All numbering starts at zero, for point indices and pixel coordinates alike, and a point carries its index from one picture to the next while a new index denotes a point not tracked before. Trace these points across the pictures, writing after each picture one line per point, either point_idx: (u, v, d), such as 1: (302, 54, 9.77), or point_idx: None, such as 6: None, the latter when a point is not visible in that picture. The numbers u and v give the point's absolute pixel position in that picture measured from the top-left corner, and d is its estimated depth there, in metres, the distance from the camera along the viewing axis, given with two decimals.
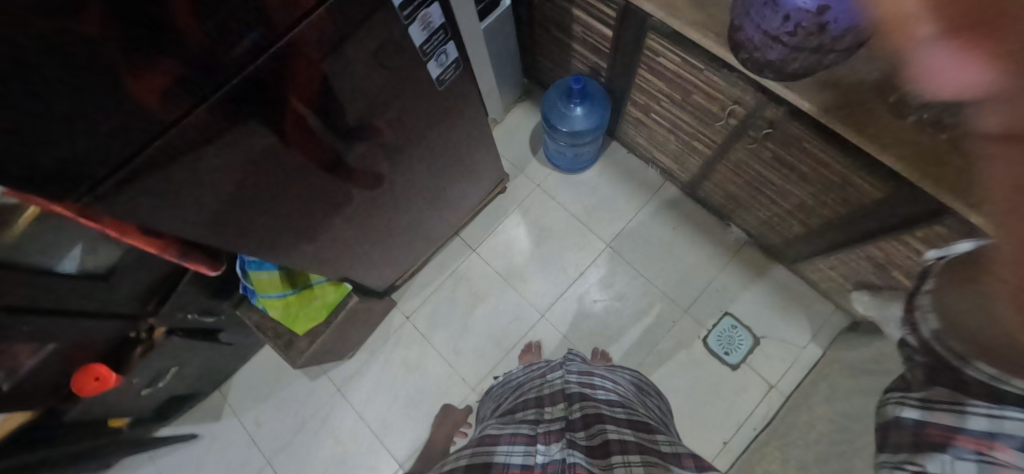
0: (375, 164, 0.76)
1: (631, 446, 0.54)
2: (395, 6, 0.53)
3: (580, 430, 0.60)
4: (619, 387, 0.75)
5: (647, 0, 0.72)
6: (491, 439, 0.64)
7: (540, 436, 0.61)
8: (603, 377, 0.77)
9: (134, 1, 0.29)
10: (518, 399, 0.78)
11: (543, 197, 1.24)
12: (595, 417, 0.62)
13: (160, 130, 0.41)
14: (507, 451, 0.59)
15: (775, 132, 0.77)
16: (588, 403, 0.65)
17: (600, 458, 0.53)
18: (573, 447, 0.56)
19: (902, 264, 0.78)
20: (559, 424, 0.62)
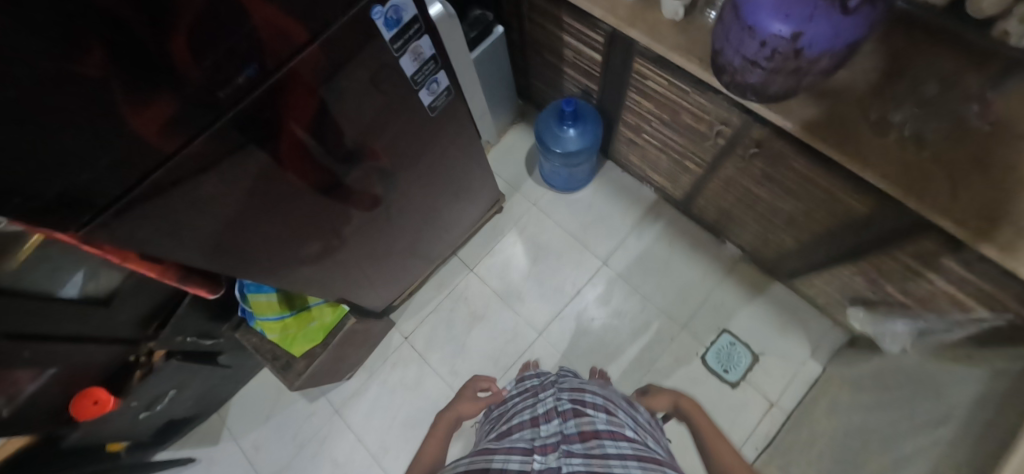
0: (370, 188, 0.78)
1: (628, 456, 0.56)
2: (386, 40, 0.55)
3: (577, 441, 0.59)
4: (609, 402, 0.74)
5: (632, 27, 0.75)
6: (489, 451, 0.62)
7: (537, 449, 0.60)
8: (595, 393, 0.75)
9: (137, 40, 0.31)
10: (509, 417, 0.77)
11: (539, 216, 1.25)
12: (593, 434, 0.61)
13: (159, 159, 0.43)
14: (504, 459, 0.57)
15: (762, 150, 0.78)
16: (581, 418, 0.65)
17: (598, 462, 0.54)
18: (570, 456, 0.56)
19: (896, 279, 0.78)
20: (555, 437, 0.62)
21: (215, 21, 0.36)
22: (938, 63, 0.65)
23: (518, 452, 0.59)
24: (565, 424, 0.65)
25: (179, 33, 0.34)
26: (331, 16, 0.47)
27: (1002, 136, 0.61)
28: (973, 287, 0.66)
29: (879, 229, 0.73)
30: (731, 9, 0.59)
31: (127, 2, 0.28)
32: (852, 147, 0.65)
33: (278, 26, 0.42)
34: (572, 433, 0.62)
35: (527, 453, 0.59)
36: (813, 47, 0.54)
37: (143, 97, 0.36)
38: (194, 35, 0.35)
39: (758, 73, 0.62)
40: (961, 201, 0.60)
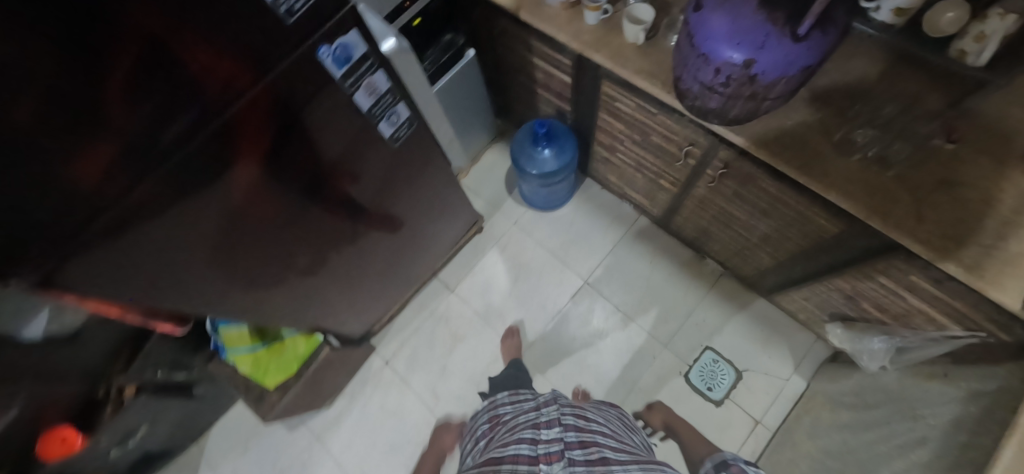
0: (337, 221, 0.77)
1: (626, 463, 0.65)
2: (337, 77, 0.54)
3: (578, 448, 0.68)
4: (608, 421, 0.81)
5: (596, 51, 0.75)
6: (495, 461, 0.67)
7: (542, 457, 0.65)
8: (593, 412, 0.83)
9: (66, 90, 0.31)
10: (509, 427, 0.80)
11: (520, 234, 1.25)
12: (592, 442, 0.70)
13: (105, 203, 0.41)
14: (512, 469, 0.62)
15: (731, 170, 0.78)
16: (580, 429, 0.73)
17: (600, 469, 0.62)
18: (574, 465, 0.64)
19: (870, 296, 0.77)
20: (558, 444, 0.68)
21: (152, 67, 0.36)
22: (900, 83, 0.65)
23: (523, 459, 0.65)
24: (566, 433, 0.71)
25: (117, 68, 0.33)
26: (276, 58, 0.46)
27: (963, 156, 0.61)
28: (943, 305, 0.66)
29: (849, 247, 0.72)
30: (686, 36, 0.59)
31: (47, 55, 0.28)
32: (814, 169, 0.64)
33: (221, 62, 0.41)
34: (572, 442, 0.69)
35: (533, 461, 0.65)
36: (766, 74, 0.54)
37: (81, 139, 0.35)
38: (126, 80, 0.34)
39: (716, 98, 0.61)
40: (925, 221, 0.59)
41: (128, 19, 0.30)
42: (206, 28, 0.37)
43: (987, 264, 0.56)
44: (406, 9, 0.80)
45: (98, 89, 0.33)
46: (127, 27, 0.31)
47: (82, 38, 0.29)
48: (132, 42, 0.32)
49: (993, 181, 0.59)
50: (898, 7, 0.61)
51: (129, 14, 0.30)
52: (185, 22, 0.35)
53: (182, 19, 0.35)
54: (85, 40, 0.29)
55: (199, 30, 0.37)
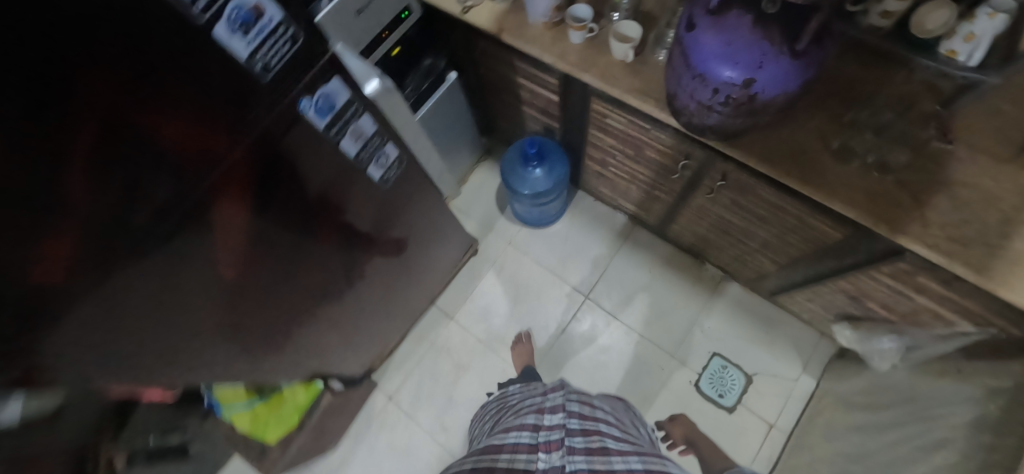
0: (330, 268, 0.73)
1: (629, 456, 0.64)
2: (320, 126, 0.51)
3: (579, 436, 0.66)
4: (614, 413, 0.81)
5: (584, 71, 0.73)
6: (496, 449, 0.69)
7: (541, 445, 0.63)
8: (600, 403, 0.82)
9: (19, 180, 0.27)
10: (515, 415, 0.80)
11: (516, 254, 1.22)
12: (594, 432, 0.69)
13: (77, 298, 0.37)
14: (511, 460, 0.62)
15: (729, 182, 0.77)
16: (585, 418, 0.72)
17: (600, 458, 0.60)
18: (573, 454, 0.61)
19: (875, 296, 0.77)
20: (558, 431, 0.66)
21: (112, 135, 0.32)
22: (891, 88, 0.65)
23: (523, 449, 0.64)
24: (569, 420, 0.69)
25: (78, 148, 0.30)
26: (254, 117, 0.44)
27: (959, 157, 0.61)
28: (953, 304, 0.66)
29: (853, 252, 0.71)
30: (679, 55, 0.58)
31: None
32: (817, 179, 0.62)
33: (196, 128, 0.39)
34: (574, 429, 0.67)
35: (532, 449, 0.63)
36: (766, 92, 0.53)
37: (45, 234, 0.31)
38: (86, 158, 0.31)
39: (714, 117, 0.60)
40: (931, 226, 0.59)
41: (86, 89, 0.28)
42: (175, 91, 0.35)
43: (997, 265, 0.56)
44: (385, 38, 0.78)
45: (60, 175, 0.29)
46: (86, 98, 0.28)
47: (35, 112, 0.26)
48: (95, 116, 0.30)
49: (993, 179, 0.59)
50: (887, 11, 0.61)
51: (87, 83, 0.28)
52: (152, 88, 0.33)
53: (146, 85, 0.32)
54: (41, 120, 0.26)
55: (169, 95, 0.35)
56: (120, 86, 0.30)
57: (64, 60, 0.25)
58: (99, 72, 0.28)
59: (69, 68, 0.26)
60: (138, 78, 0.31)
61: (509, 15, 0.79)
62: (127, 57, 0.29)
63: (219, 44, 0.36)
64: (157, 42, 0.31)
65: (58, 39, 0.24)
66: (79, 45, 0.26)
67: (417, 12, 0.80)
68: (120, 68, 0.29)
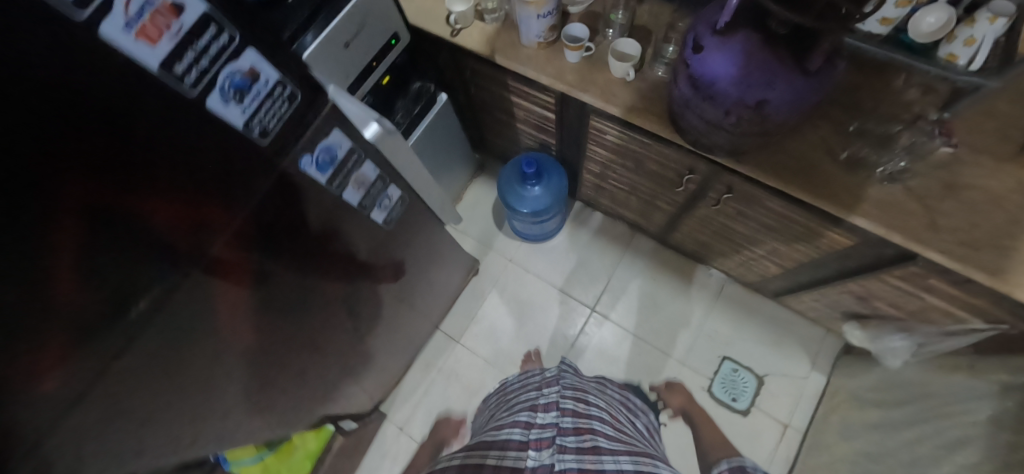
0: (332, 314, 0.69)
1: (619, 453, 0.67)
2: (321, 179, 0.48)
3: (571, 435, 0.69)
4: (609, 409, 0.84)
5: (583, 91, 0.71)
6: (487, 444, 0.72)
7: (532, 443, 0.66)
8: (595, 399, 0.86)
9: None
10: (512, 411, 0.84)
11: (517, 270, 1.20)
12: (587, 430, 0.72)
13: (80, 408, 0.33)
14: (502, 456, 0.65)
15: (735, 194, 0.75)
16: (578, 416, 0.75)
17: (590, 457, 0.63)
18: (563, 452, 0.63)
19: (884, 297, 0.77)
20: (550, 430, 0.69)
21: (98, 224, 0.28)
22: (892, 94, 0.65)
23: (514, 446, 0.67)
24: (563, 418, 0.73)
25: (60, 251, 0.26)
26: (252, 187, 0.41)
27: (963, 161, 0.61)
28: (967, 304, 0.66)
29: (863, 258, 0.71)
30: (686, 76, 0.56)
31: None
32: (829, 191, 0.62)
33: (192, 210, 0.36)
34: (567, 428, 0.70)
35: (522, 447, 0.66)
36: (779, 112, 0.52)
37: (31, 350, 0.27)
38: (73, 254, 0.27)
39: (724, 136, 0.59)
40: (944, 232, 0.59)
41: (63, 181, 0.25)
42: (167, 174, 0.32)
43: (1011, 266, 0.56)
44: (374, 68, 0.75)
45: (46, 286, 0.26)
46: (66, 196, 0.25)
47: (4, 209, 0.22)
48: (73, 213, 0.26)
49: (999, 180, 0.60)
50: (885, 17, 0.61)
51: (66, 181, 0.25)
52: (143, 175, 0.30)
53: (134, 173, 0.29)
54: (17, 227, 0.23)
55: (163, 181, 0.32)
56: (105, 180, 0.27)
57: (35, 155, 0.23)
58: (77, 166, 0.25)
59: (42, 167, 0.23)
60: (126, 166, 0.28)
61: (501, 36, 0.77)
62: (109, 145, 0.27)
63: (212, 117, 0.34)
64: (141, 125, 0.28)
65: (27, 131, 0.22)
66: (50, 134, 0.23)
67: (405, 38, 0.77)
68: (102, 159, 0.27)
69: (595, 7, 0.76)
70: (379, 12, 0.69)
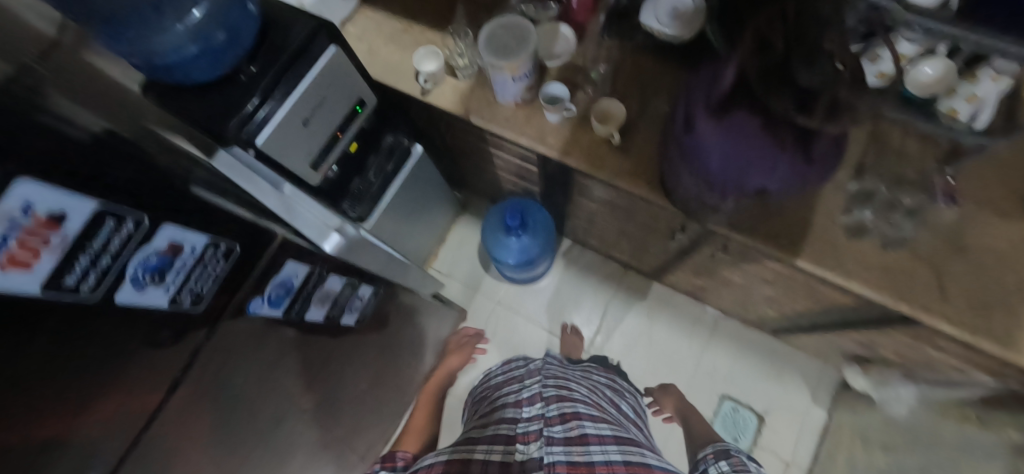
0: (329, 403, 0.66)
1: (607, 441, 0.68)
2: (278, 311, 0.44)
3: (558, 425, 0.70)
4: (591, 391, 0.88)
5: (566, 155, 0.67)
6: (476, 443, 0.74)
7: (520, 438, 0.68)
8: (578, 382, 0.89)
9: None
10: (499, 404, 0.85)
11: (507, 314, 1.16)
12: (573, 417, 0.73)
13: None
14: (487, 451, 0.69)
15: (730, 251, 0.71)
16: (562, 403, 0.77)
17: (578, 448, 0.64)
18: (551, 444, 0.64)
19: (888, 347, 0.74)
20: (538, 424, 0.70)
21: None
22: (890, 152, 0.62)
23: (499, 440, 0.70)
24: (547, 410, 0.75)
25: None
26: (176, 359, 0.32)
27: (969, 223, 0.58)
28: (978, 364, 0.63)
29: (867, 314, 0.68)
30: (676, 150, 0.52)
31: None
32: (831, 260, 0.59)
33: (117, 420, 0.27)
34: (553, 418, 0.72)
35: (508, 441, 0.69)
36: (778, 195, 0.48)
37: None
38: None
39: (718, 213, 0.55)
40: (953, 300, 0.56)
41: None
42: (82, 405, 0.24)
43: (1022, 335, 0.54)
44: (339, 138, 0.69)
45: None
46: None
47: None
48: None
49: (1008, 239, 0.57)
50: (881, 72, 0.57)
51: None
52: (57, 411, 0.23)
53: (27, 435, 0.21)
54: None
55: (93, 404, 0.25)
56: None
57: None
58: None
59: None
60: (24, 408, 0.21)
61: (474, 93, 0.72)
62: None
63: (131, 310, 0.27)
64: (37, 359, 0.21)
65: None
66: None
67: (372, 101, 0.71)
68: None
69: (572, 58, 0.71)
70: (339, 81, 0.63)
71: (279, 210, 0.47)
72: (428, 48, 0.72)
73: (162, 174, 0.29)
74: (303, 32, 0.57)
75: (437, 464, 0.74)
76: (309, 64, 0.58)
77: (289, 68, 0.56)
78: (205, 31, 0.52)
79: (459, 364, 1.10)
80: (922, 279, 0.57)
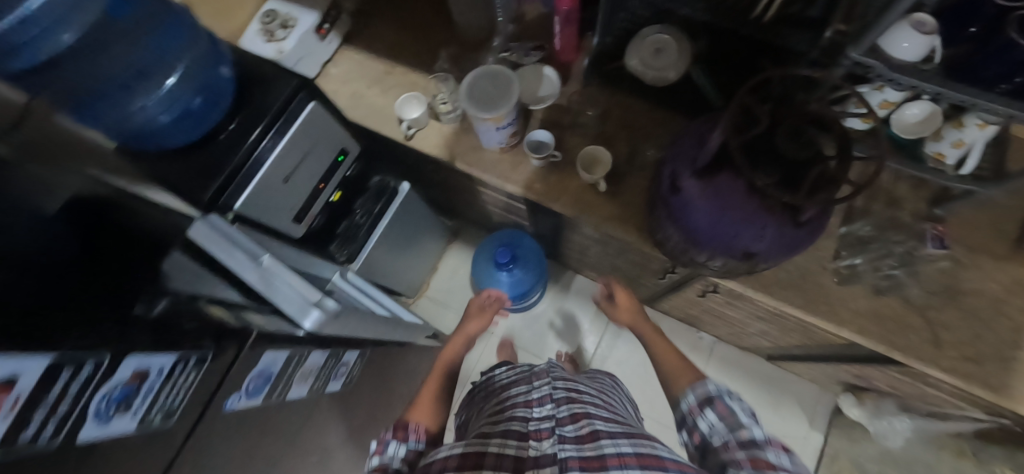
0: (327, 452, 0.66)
1: (619, 435, 0.48)
2: (263, 399, 0.43)
3: (569, 423, 0.50)
4: (602, 394, 0.66)
5: (554, 201, 0.67)
6: (485, 431, 0.51)
7: (531, 432, 0.48)
8: (586, 383, 0.66)
9: None
10: (494, 408, 0.61)
11: (501, 343, 1.15)
12: (583, 415, 0.52)
13: None
14: (500, 443, 0.46)
15: (721, 292, 0.71)
16: (573, 403, 0.55)
17: (589, 446, 0.45)
18: (563, 442, 0.46)
19: (884, 381, 0.74)
20: (549, 420, 0.51)
21: None
22: (876, 196, 0.62)
23: (512, 434, 0.47)
24: (557, 408, 0.54)
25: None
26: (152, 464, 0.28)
27: (957, 271, 0.58)
28: (971, 402, 0.63)
29: (860, 353, 0.68)
30: (664, 210, 0.52)
31: None
32: (821, 307, 0.59)
33: None
34: (564, 415, 0.52)
35: (522, 437, 0.47)
36: (771, 256, 0.47)
37: None
38: None
39: (708, 268, 0.55)
40: (944, 348, 0.56)
41: None
42: None
43: (1015, 383, 0.53)
44: (322, 189, 0.68)
45: None
46: None
47: None
48: None
49: (996, 281, 0.57)
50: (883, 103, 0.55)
51: None
52: None
53: None
54: None
55: None
56: None
57: None
58: None
59: None
60: None
61: (460, 138, 0.71)
62: None
63: (96, 444, 0.24)
64: None
65: None
66: None
67: (355, 150, 0.70)
68: None
69: (558, 101, 0.71)
70: (321, 134, 0.61)
71: (259, 287, 0.45)
72: (410, 94, 0.71)
73: (116, 323, 0.28)
74: (282, 93, 0.55)
75: (444, 456, 0.47)
76: (286, 124, 0.56)
77: (266, 130, 0.54)
78: (178, 96, 0.50)
79: (478, 330, 0.88)
80: (913, 326, 0.57)
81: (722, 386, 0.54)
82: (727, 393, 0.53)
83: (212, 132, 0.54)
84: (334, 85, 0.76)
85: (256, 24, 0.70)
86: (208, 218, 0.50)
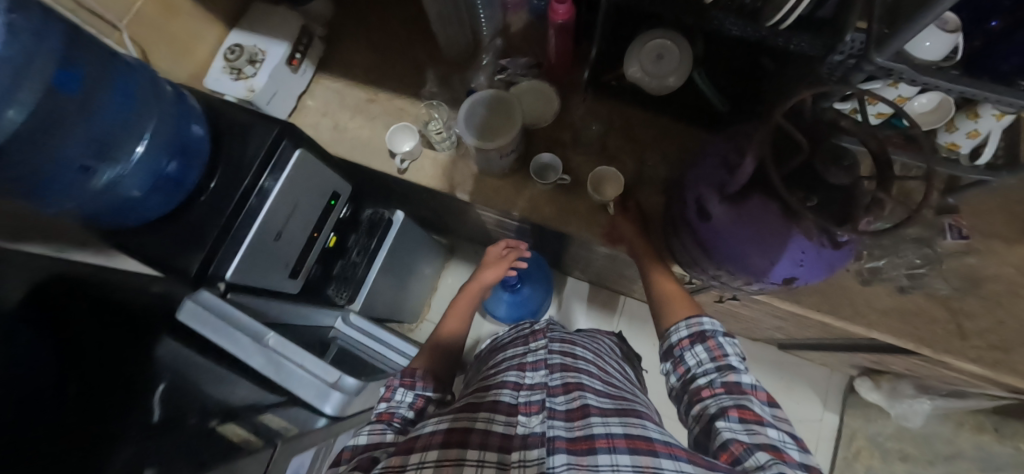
0: None
1: (611, 411, 0.39)
2: None
3: (559, 394, 0.41)
4: (600, 358, 0.57)
5: (565, 224, 0.64)
6: (477, 398, 0.43)
7: (521, 405, 0.39)
8: (585, 347, 0.58)
9: None
10: (486, 372, 0.55)
11: None
12: (576, 384, 0.43)
13: None
14: (489, 416, 0.38)
15: (740, 297, 0.70)
16: (569, 370, 0.47)
17: (578, 423, 0.36)
18: (553, 417, 0.37)
19: (901, 365, 0.74)
20: (540, 389, 0.42)
21: None
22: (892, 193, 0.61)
23: (498, 406, 0.40)
24: (550, 376, 0.45)
25: None
26: None
27: (976, 258, 0.58)
28: (993, 383, 0.64)
29: (882, 345, 0.68)
30: (689, 233, 0.50)
31: None
32: (847, 309, 0.58)
33: None
34: (555, 385, 0.43)
35: (511, 411, 0.38)
36: (804, 279, 0.46)
37: None
38: None
39: (735, 289, 0.54)
40: (971, 337, 0.56)
41: None
42: None
43: None
44: (317, 238, 0.63)
45: None
46: None
47: None
48: None
49: (1012, 265, 0.57)
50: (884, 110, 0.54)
51: None
52: None
53: None
54: None
55: None
56: None
57: None
58: None
59: None
60: None
61: (457, 165, 0.67)
62: None
63: None
64: None
65: None
66: None
67: (346, 191, 0.66)
68: None
69: (557, 117, 0.68)
70: (311, 178, 0.56)
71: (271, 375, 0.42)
72: (400, 125, 0.66)
73: None
74: (261, 142, 0.50)
75: (428, 431, 0.38)
76: (273, 174, 0.50)
77: (252, 185, 0.49)
78: (150, 163, 0.45)
79: (495, 279, 0.81)
80: (939, 319, 0.57)
81: (719, 325, 0.51)
82: (723, 333, 0.49)
83: (193, 196, 0.48)
84: (314, 118, 0.70)
85: (220, 61, 0.65)
86: (200, 295, 0.44)
